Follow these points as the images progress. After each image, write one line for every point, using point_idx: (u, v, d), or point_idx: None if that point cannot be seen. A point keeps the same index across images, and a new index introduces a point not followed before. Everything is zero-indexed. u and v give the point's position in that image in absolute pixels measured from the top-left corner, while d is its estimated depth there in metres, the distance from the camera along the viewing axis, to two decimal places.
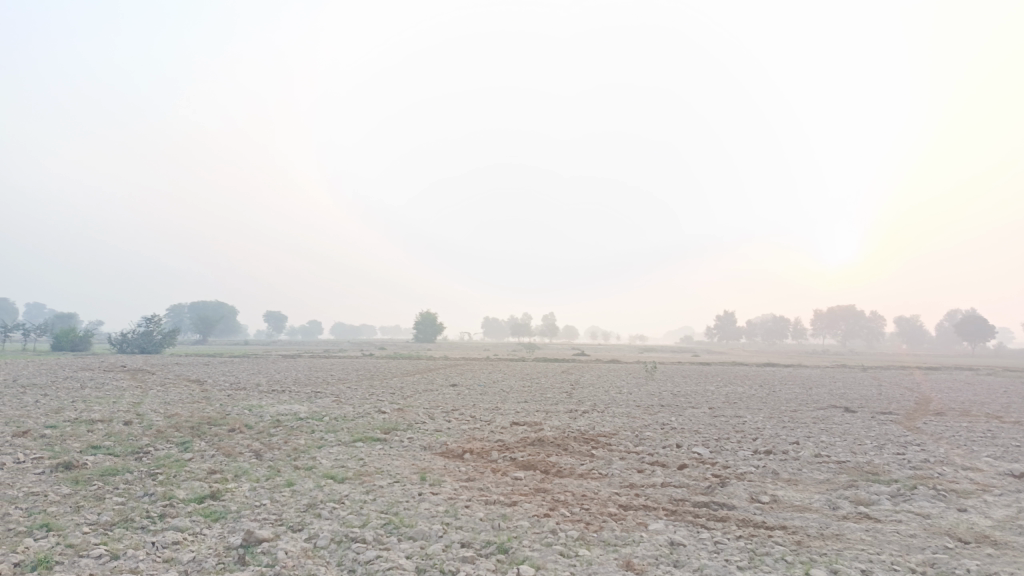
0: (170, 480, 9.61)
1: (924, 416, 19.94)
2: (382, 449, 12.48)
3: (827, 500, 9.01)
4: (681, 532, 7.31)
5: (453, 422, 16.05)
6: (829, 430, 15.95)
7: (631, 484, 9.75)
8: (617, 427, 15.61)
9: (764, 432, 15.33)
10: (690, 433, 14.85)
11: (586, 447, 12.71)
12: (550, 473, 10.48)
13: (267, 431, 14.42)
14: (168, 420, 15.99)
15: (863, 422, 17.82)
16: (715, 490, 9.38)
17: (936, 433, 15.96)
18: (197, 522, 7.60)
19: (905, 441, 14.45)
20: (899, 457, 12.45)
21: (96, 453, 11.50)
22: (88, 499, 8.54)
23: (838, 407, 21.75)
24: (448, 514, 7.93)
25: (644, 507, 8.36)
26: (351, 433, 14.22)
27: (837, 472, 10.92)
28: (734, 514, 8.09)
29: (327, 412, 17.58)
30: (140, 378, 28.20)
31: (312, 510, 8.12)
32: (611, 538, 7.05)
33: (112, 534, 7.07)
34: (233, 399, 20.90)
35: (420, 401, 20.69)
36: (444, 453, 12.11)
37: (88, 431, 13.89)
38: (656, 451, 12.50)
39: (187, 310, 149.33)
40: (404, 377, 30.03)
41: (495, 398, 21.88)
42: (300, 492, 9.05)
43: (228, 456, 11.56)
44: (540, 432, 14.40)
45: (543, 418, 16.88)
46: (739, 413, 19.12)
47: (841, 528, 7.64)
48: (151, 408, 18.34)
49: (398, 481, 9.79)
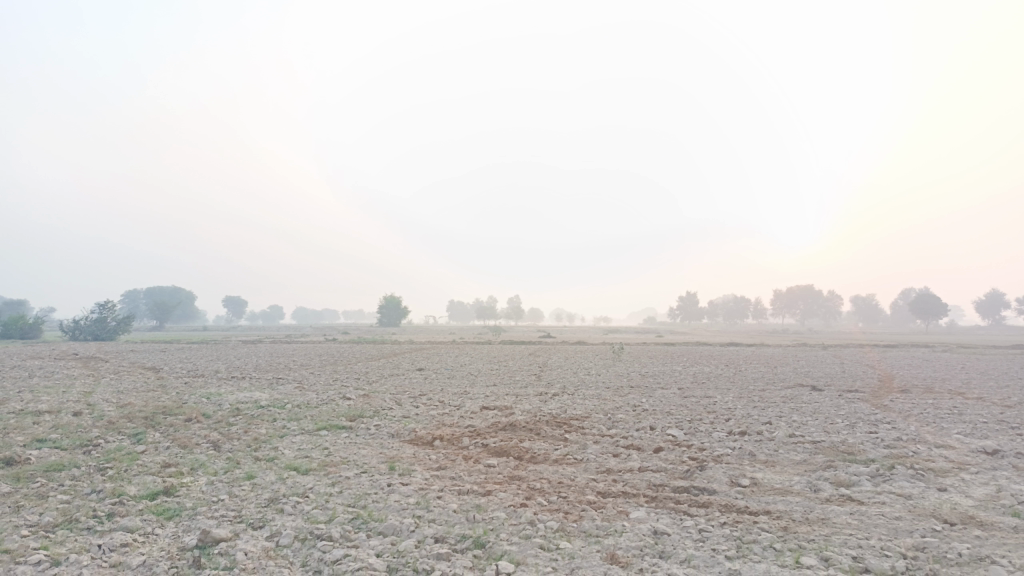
0: (120, 476, 9.00)
1: (890, 393, 20.10)
2: (347, 438, 11.98)
3: (808, 481, 8.82)
4: (664, 520, 7.01)
5: (421, 407, 15.64)
6: (800, 409, 15.92)
7: (608, 469, 9.44)
8: (588, 409, 15.35)
9: (736, 412, 15.20)
10: (662, 415, 14.65)
11: (559, 431, 12.40)
12: (523, 459, 10.13)
13: (226, 420, 13.81)
14: (121, 410, 15.22)
15: (831, 400, 17.88)
16: (694, 474, 9.13)
17: (904, 410, 16.03)
18: (149, 522, 7.05)
19: (875, 419, 14.46)
20: (871, 435, 12.39)
21: (41, 446, 10.80)
22: (30, 497, 7.92)
23: (805, 386, 21.85)
24: (419, 506, 7.52)
25: (623, 494, 8.06)
26: (314, 421, 13.67)
27: (814, 453, 10.78)
28: (717, 500, 7.83)
29: (290, 399, 16.98)
30: (92, 366, 27.11)
31: (274, 505, 7.62)
32: (592, 529, 6.72)
33: (54, 537, 6.49)
34: (191, 387, 20.16)
35: (386, 386, 20.19)
36: (412, 441, 11.67)
37: (34, 423, 13.12)
38: (631, 434, 12.24)
39: (144, 297, 145.48)
40: (368, 362, 29.43)
41: (463, 382, 21.49)
42: (261, 486, 8.53)
43: (184, 448, 10.96)
44: (511, 416, 14.06)
45: (513, 402, 16.55)
46: (709, 393, 19.04)
47: (826, 511, 7.44)
48: (102, 398, 17.50)
49: (365, 471, 9.32)
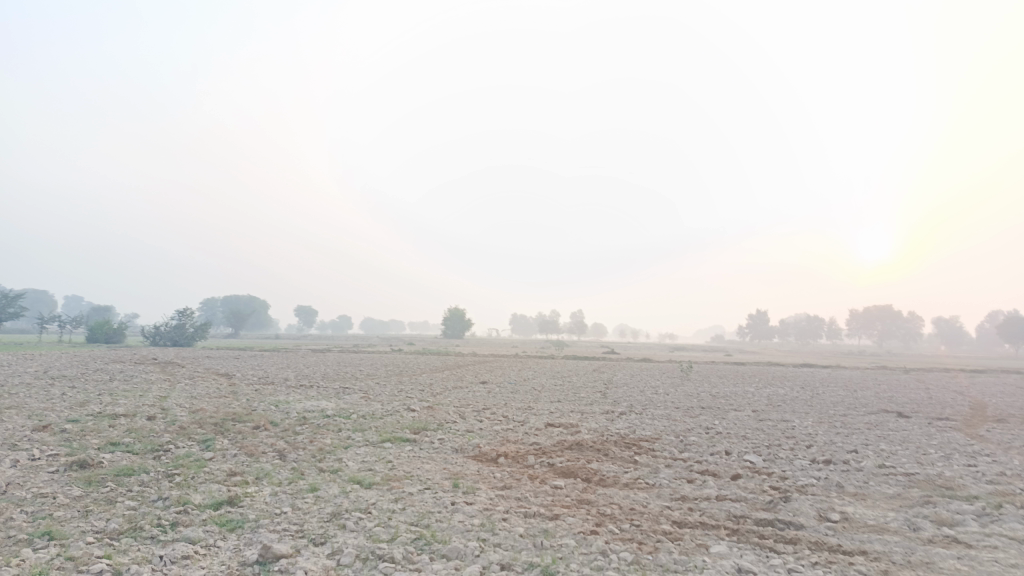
0: (187, 483, 9.00)
1: (985, 423, 18.66)
2: (411, 451, 11.78)
3: (905, 519, 8.09)
4: (748, 557, 6.49)
5: (485, 422, 15.36)
6: (887, 437, 14.90)
7: (682, 496, 8.90)
8: (658, 430, 14.75)
9: (817, 438, 14.34)
10: (737, 439, 13.92)
11: (628, 452, 11.89)
12: (591, 482, 9.69)
13: (293, 429, 13.83)
14: (192, 415, 15.50)
15: (920, 428, 16.72)
16: (778, 506, 8.50)
17: (1004, 442, 14.79)
18: (211, 533, 6.93)
19: (973, 451, 13.37)
20: (971, 469, 11.39)
21: (114, 450, 10.97)
22: (99, 502, 7.94)
23: (890, 412, 20.58)
24: (485, 528, 7.18)
25: (702, 525, 7.54)
26: (379, 433, 13.55)
27: (908, 486, 9.95)
28: (805, 536, 7.24)
29: (355, 410, 16.98)
30: (169, 371, 28.00)
31: (337, 521, 7.42)
32: (670, 563, 6.24)
33: (118, 545, 6.42)
34: (261, 394, 20.47)
35: (450, 398, 20.03)
36: (477, 457, 11.38)
37: (110, 426, 13.43)
38: (705, 458, 11.62)
39: (221, 304, 150.94)
40: (433, 374, 29.41)
41: (527, 397, 21.13)
42: (324, 499, 8.38)
43: (250, 456, 10.96)
44: (578, 435, 13.60)
45: (579, 420, 16.08)
46: (786, 417, 18.14)
47: (930, 554, 6.73)
48: (176, 403, 17.90)
49: (429, 488, 9.06)
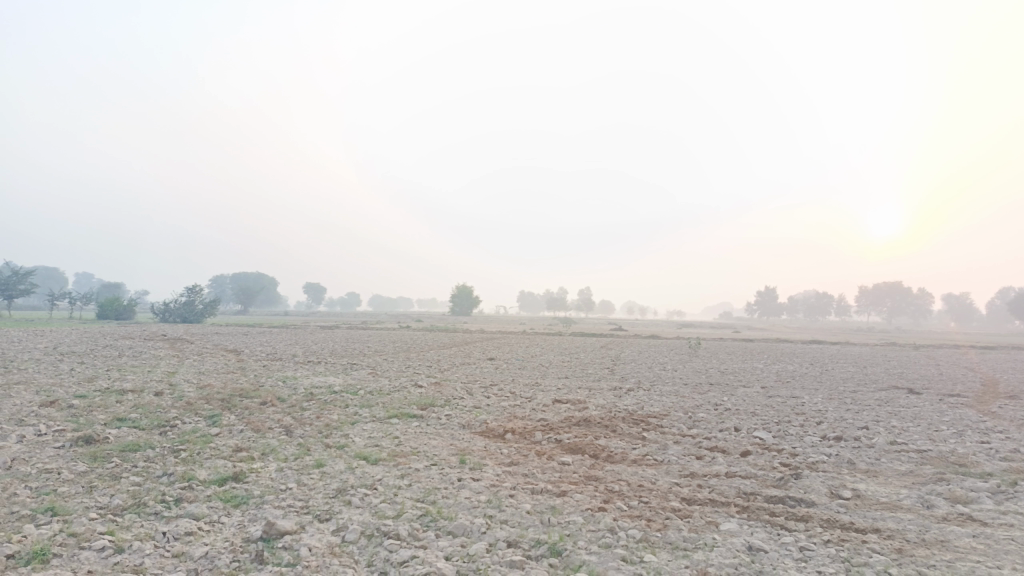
0: (192, 459, 8.96)
1: (997, 400, 18.46)
2: (418, 427, 11.71)
3: (918, 496, 7.96)
4: (759, 535, 6.39)
5: (492, 398, 15.30)
6: (898, 414, 14.75)
7: (692, 473, 8.79)
8: (667, 407, 14.65)
9: (827, 415, 14.20)
10: (746, 415, 13.81)
11: (636, 429, 11.78)
12: (599, 458, 9.60)
13: (300, 405, 13.80)
14: (199, 391, 15.47)
15: (931, 405, 16.56)
16: (789, 483, 8.39)
17: (1016, 419, 14.62)
18: (215, 509, 6.87)
19: (985, 428, 13.20)
20: (984, 445, 11.22)
21: (121, 426, 10.95)
22: (104, 478, 7.91)
23: (901, 389, 20.40)
24: (491, 505, 7.09)
25: (711, 503, 7.44)
26: (386, 409, 13.50)
27: (921, 463, 9.81)
28: (817, 513, 7.13)
29: (362, 386, 16.96)
30: (178, 347, 28.07)
31: (342, 497, 7.34)
32: (679, 540, 6.15)
33: (121, 521, 6.36)
34: (269, 370, 20.48)
35: (457, 374, 20.00)
36: (484, 433, 11.30)
37: (116, 401, 13.43)
38: (714, 435, 11.50)
39: (229, 281, 151.45)
40: (440, 350, 29.38)
41: (535, 373, 21.07)
42: (329, 475, 8.31)
43: (256, 432, 10.92)
44: (586, 411, 13.51)
45: (587, 396, 15.99)
46: (796, 393, 17.99)
47: (944, 532, 6.60)
48: (184, 379, 17.93)
49: (435, 464, 8.98)
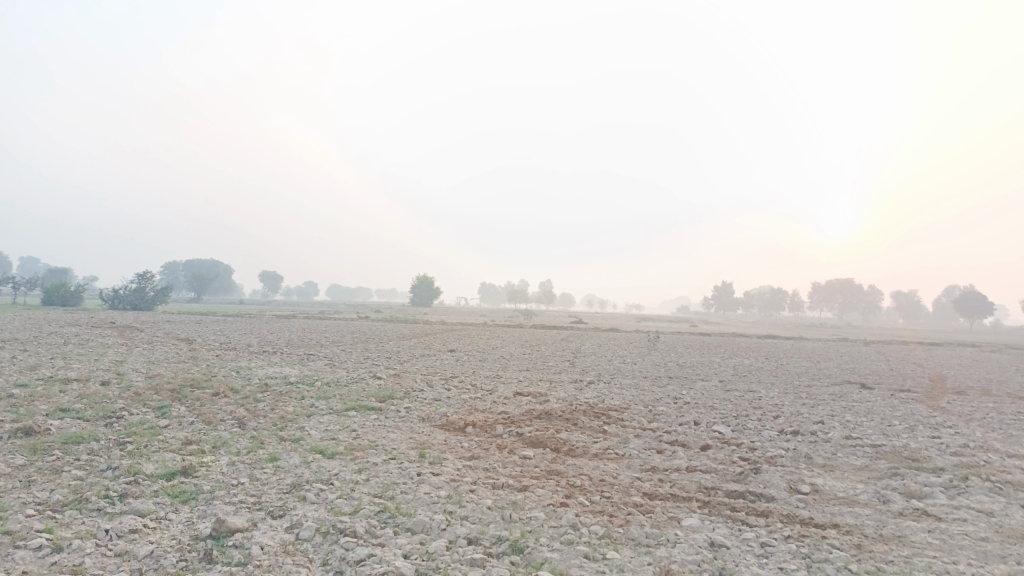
0: (139, 452, 8.59)
1: (945, 395, 18.95)
2: (376, 420, 11.47)
3: (874, 491, 8.05)
4: (720, 530, 6.37)
5: (452, 390, 15.12)
6: (852, 408, 15.00)
7: (653, 467, 8.76)
8: (626, 400, 14.66)
9: (784, 409, 14.38)
10: (705, 409, 13.90)
11: (597, 422, 11.74)
12: (561, 452, 9.51)
13: (254, 396, 13.43)
14: (149, 381, 14.98)
15: (883, 400, 16.92)
16: (748, 478, 8.43)
17: (964, 414, 14.99)
18: (162, 505, 6.58)
19: (935, 423, 13.50)
20: (935, 440, 11.45)
21: (63, 417, 10.47)
22: (43, 472, 7.51)
23: (853, 384, 20.81)
24: (452, 501, 6.93)
25: (673, 497, 7.41)
26: (343, 401, 13.22)
27: (876, 458, 9.96)
28: (777, 508, 7.14)
29: (319, 377, 16.63)
30: (128, 335, 27.21)
31: (296, 492, 7.11)
32: (642, 537, 6.08)
33: (60, 518, 6.03)
34: (222, 359, 19.94)
35: (417, 366, 19.77)
36: (444, 426, 11.13)
37: (60, 391, 12.90)
38: (674, 428, 11.52)
39: (183, 268, 147.87)
40: (399, 341, 29.05)
41: (495, 366, 20.95)
42: (284, 469, 8.05)
43: (208, 424, 10.56)
44: (546, 404, 13.43)
45: (548, 389, 15.94)
46: (753, 388, 18.22)
47: (901, 528, 6.66)
48: (132, 368, 17.33)
49: (394, 458, 8.78)
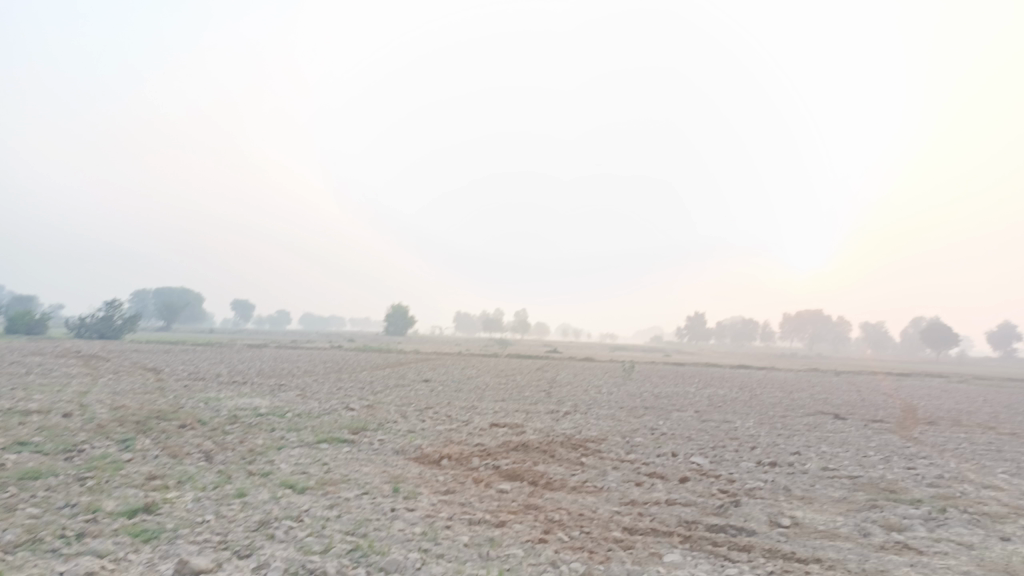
0: (100, 488, 8.25)
1: (918, 426, 19.06)
2: (349, 453, 11.19)
3: (854, 524, 7.99)
4: (702, 566, 6.23)
5: (427, 422, 14.86)
6: (827, 439, 15.00)
7: (632, 501, 8.62)
8: (604, 431, 14.51)
9: (761, 440, 14.33)
10: (683, 440, 13.80)
11: (575, 454, 11.57)
12: (538, 485, 9.33)
13: (223, 428, 13.05)
14: (113, 412, 14.52)
15: (858, 430, 16.95)
16: (728, 511, 8.32)
17: (938, 444, 15.06)
18: (122, 545, 6.27)
19: (910, 453, 13.53)
20: (912, 472, 11.45)
21: (21, 451, 10.05)
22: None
23: (828, 414, 20.87)
24: (427, 538, 6.72)
25: (653, 532, 7.27)
26: (315, 433, 12.90)
27: (854, 490, 9.92)
28: (759, 543, 7.03)
29: (291, 408, 16.26)
30: (92, 365, 26.48)
31: (264, 530, 6.84)
32: (622, 574, 5.93)
33: (12, 560, 5.72)
34: (190, 390, 19.44)
35: (391, 397, 19.46)
36: (419, 459, 10.88)
37: (19, 423, 12.41)
38: (652, 460, 11.39)
39: (152, 296, 145.43)
40: (373, 371, 28.63)
41: (470, 396, 20.69)
42: (252, 506, 7.77)
43: (174, 458, 10.20)
44: (523, 436, 13.23)
45: (524, 419, 15.74)
46: (729, 418, 18.18)
47: (883, 562, 6.58)
48: (96, 399, 16.80)
49: (367, 493, 8.53)
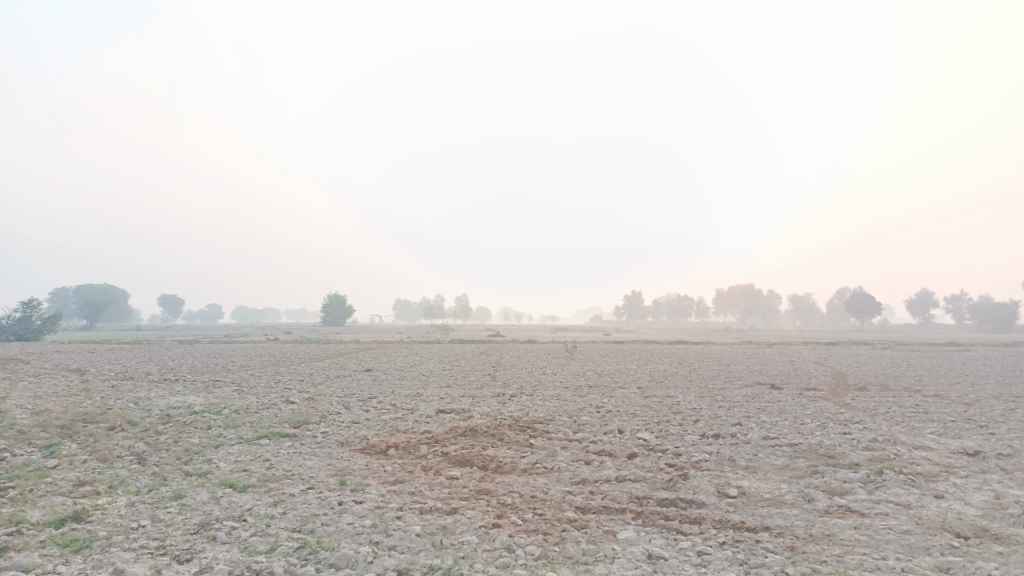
0: (22, 497, 7.73)
1: (849, 392, 19.78)
2: (291, 447, 10.85)
3: (798, 490, 8.17)
4: (656, 542, 6.25)
5: (371, 412, 14.59)
6: (766, 409, 15.40)
7: (582, 480, 8.61)
8: (550, 412, 14.54)
9: (703, 414, 14.60)
10: (628, 417, 13.93)
11: (523, 436, 11.52)
12: (488, 470, 9.23)
13: (155, 428, 12.48)
14: (35, 417, 13.72)
15: (794, 399, 17.47)
16: (677, 484, 8.40)
17: (869, 409, 15.64)
18: (50, 558, 5.88)
19: (844, 419, 14.01)
20: (847, 437, 11.83)
21: None
22: None
23: (765, 385, 21.44)
24: (377, 530, 6.53)
25: (605, 510, 7.26)
26: (255, 429, 12.46)
27: (795, 457, 10.18)
28: (709, 515, 7.11)
29: (228, 404, 15.70)
30: (10, 369, 25.03)
31: (205, 532, 6.53)
32: (579, 554, 5.88)
33: None
34: (118, 390, 18.56)
35: (332, 388, 19.04)
36: (365, 450, 10.63)
37: None
38: (599, 438, 11.44)
39: (73, 295, 138.94)
40: (312, 363, 27.98)
41: (414, 383, 20.42)
42: (190, 508, 7.41)
43: (103, 462, 9.68)
44: (470, 421, 13.10)
45: (470, 404, 15.61)
46: (671, 393, 18.46)
47: (829, 526, 6.75)
48: (15, 404, 15.85)
49: (312, 487, 8.26)
